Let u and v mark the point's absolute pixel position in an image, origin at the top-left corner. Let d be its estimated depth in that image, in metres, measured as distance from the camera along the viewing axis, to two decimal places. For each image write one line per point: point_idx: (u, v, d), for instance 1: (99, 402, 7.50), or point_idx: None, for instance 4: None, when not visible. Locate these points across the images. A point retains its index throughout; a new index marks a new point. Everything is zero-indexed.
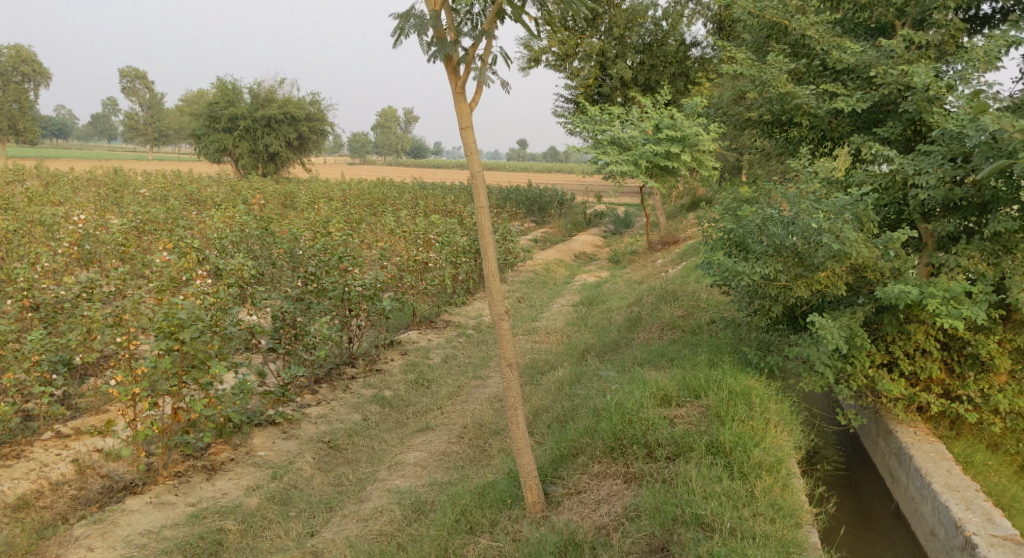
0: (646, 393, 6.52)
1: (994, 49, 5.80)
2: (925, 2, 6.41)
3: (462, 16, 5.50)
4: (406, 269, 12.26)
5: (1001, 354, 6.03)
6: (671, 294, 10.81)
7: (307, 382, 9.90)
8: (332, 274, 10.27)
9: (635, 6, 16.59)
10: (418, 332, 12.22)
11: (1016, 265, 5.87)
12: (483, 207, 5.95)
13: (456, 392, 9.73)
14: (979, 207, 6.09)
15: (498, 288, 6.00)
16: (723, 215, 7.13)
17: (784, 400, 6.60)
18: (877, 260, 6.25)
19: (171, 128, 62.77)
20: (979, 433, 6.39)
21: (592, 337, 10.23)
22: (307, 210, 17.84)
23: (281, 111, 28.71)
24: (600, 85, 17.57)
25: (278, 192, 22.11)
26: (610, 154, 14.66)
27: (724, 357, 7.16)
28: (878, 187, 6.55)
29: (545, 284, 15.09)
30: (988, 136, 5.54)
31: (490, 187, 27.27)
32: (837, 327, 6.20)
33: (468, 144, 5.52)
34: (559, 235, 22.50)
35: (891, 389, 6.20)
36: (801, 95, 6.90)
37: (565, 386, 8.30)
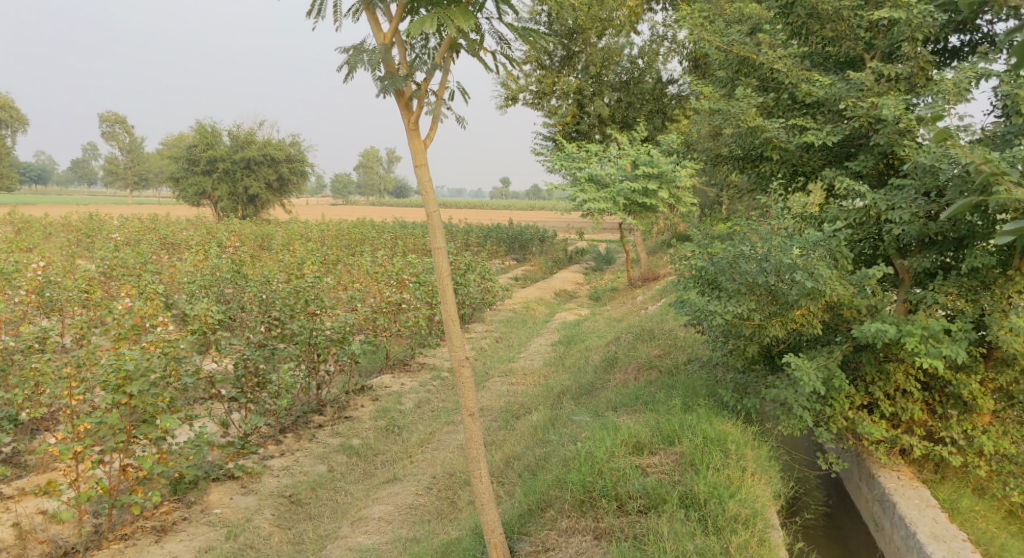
0: (617, 440, 6.20)
1: (965, 81, 5.60)
2: (893, 35, 6.25)
3: (416, 51, 5.43)
4: (379, 310, 11.87)
5: (984, 395, 5.79)
6: (649, 333, 10.52)
7: (271, 432, 9.45)
8: (299, 317, 9.85)
9: (611, 45, 16.57)
10: (392, 376, 11.79)
11: (995, 301, 5.65)
12: (441, 246, 5.83)
13: (427, 439, 9.32)
14: (955, 242, 5.91)
15: (457, 331, 5.75)
16: (695, 252, 6.90)
17: (762, 445, 6.30)
18: (852, 297, 6.04)
19: (152, 172, 62.46)
20: (965, 477, 6.10)
21: (568, 378, 9.90)
22: (283, 251, 17.49)
23: (261, 152, 28.49)
24: (577, 123, 17.48)
25: (255, 233, 21.77)
26: (588, 192, 14.47)
27: (699, 401, 6.87)
28: (852, 222, 6.29)
29: (524, 323, 14.76)
30: (961, 170, 5.35)
31: (471, 226, 27.11)
32: (814, 367, 5.95)
33: (422, 181, 5.40)
34: (540, 272, 22.30)
35: (872, 432, 5.93)
36: (771, 129, 6.71)
37: (539, 431, 7.93)
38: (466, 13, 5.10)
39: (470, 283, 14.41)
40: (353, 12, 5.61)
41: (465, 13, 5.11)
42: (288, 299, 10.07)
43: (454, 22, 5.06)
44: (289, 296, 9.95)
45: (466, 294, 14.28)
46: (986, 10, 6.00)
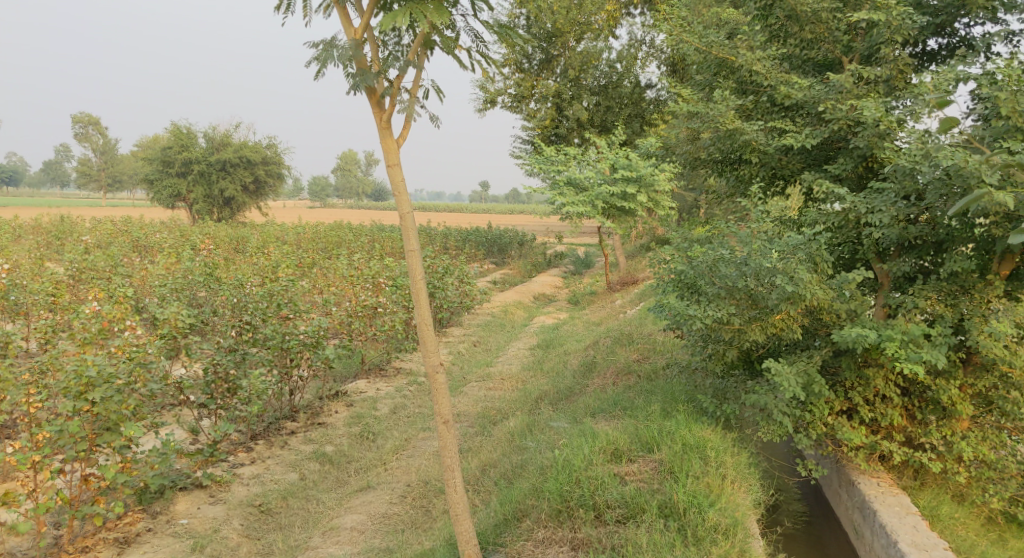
0: (595, 447, 6.08)
1: (944, 83, 5.56)
2: (872, 37, 6.20)
3: (389, 48, 5.34)
4: (354, 314, 11.61)
5: (963, 401, 5.75)
6: (628, 337, 10.43)
7: (241, 439, 9.18)
8: (270, 322, 9.60)
9: (590, 49, 16.51)
10: (367, 381, 11.56)
11: (974, 306, 5.60)
12: (415, 249, 5.69)
13: (402, 446, 9.12)
14: (934, 246, 5.87)
15: (431, 337, 5.61)
16: (674, 256, 6.80)
17: (741, 452, 6.21)
18: (832, 302, 5.97)
19: (127, 174, 61.50)
20: (944, 483, 6.07)
21: (546, 383, 9.76)
22: (258, 254, 17.18)
23: (237, 154, 28.05)
24: (556, 126, 17.39)
25: (230, 236, 21.37)
26: (566, 195, 14.37)
27: (678, 407, 6.77)
28: (831, 226, 6.24)
29: (502, 327, 14.61)
30: (942, 173, 5.29)
31: (449, 229, 26.91)
32: (793, 373, 5.88)
33: (395, 181, 5.32)
34: (519, 276, 22.17)
35: (852, 438, 5.87)
36: (749, 132, 6.63)
37: (516, 438, 7.77)
38: (440, 7, 5.00)
39: (447, 287, 14.23)
40: (323, 7, 5.49)
41: (438, 8, 5.01)
42: (260, 302, 9.82)
43: (428, 17, 4.96)
44: (260, 301, 9.71)
45: (443, 297, 14.09)
46: (964, 14, 5.97)
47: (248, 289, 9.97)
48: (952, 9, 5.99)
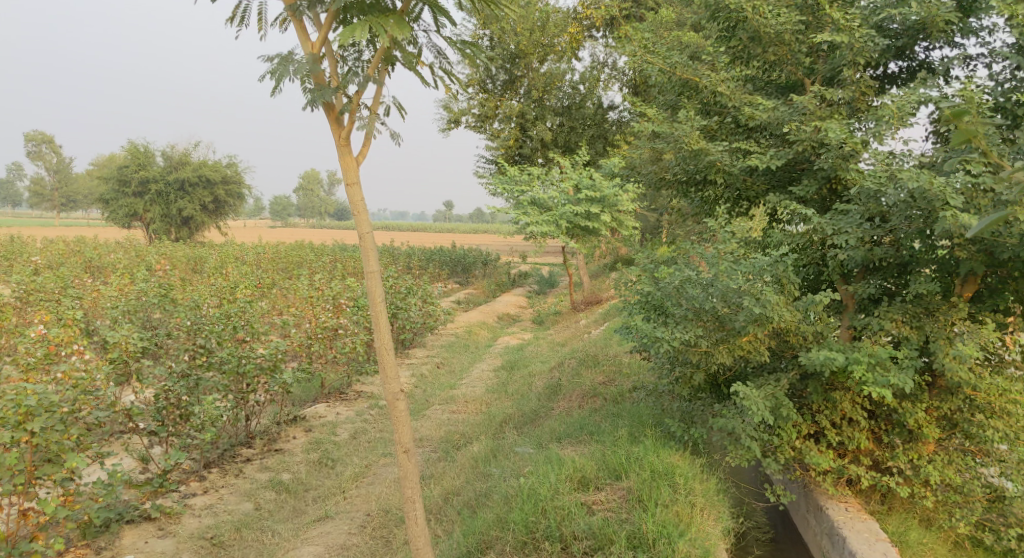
0: (562, 475, 5.91)
1: (907, 105, 5.59)
2: (835, 59, 6.24)
3: (348, 63, 5.17)
4: (314, 336, 11.23)
5: (929, 424, 5.73)
6: (593, 358, 10.29)
7: (193, 468, 8.75)
8: (226, 345, 9.19)
9: (553, 70, 16.53)
10: (326, 406, 11.18)
11: (939, 328, 5.60)
12: (374, 270, 5.52)
13: (362, 472, 8.77)
14: (898, 267, 5.88)
15: (392, 362, 5.41)
16: (640, 277, 6.69)
17: (709, 478, 6.09)
18: (799, 324, 5.92)
19: (81, 193, 59.86)
20: (911, 508, 6.03)
21: (510, 406, 9.54)
22: (216, 275, 16.69)
23: (196, 173, 27.42)
24: (520, 147, 17.32)
25: (188, 256, 20.78)
26: (530, 215, 14.24)
27: (645, 432, 6.64)
28: (796, 247, 6.22)
29: (467, 348, 14.37)
30: (907, 195, 5.29)
31: (413, 249, 26.60)
32: (761, 397, 5.80)
33: (354, 200, 5.25)
34: (483, 295, 21.96)
35: (820, 463, 5.80)
36: (714, 152, 6.57)
37: (480, 464, 7.53)
38: (400, 22, 4.86)
39: (410, 307, 13.96)
40: (280, 21, 5.31)
41: (398, 22, 4.87)
42: (222, 322, 9.46)
43: (388, 31, 4.82)
44: (221, 321, 9.32)
45: (406, 318, 13.82)
46: (924, 37, 6.05)
47: (205, 311, 9.55)
48: (913, 33, 6.06)
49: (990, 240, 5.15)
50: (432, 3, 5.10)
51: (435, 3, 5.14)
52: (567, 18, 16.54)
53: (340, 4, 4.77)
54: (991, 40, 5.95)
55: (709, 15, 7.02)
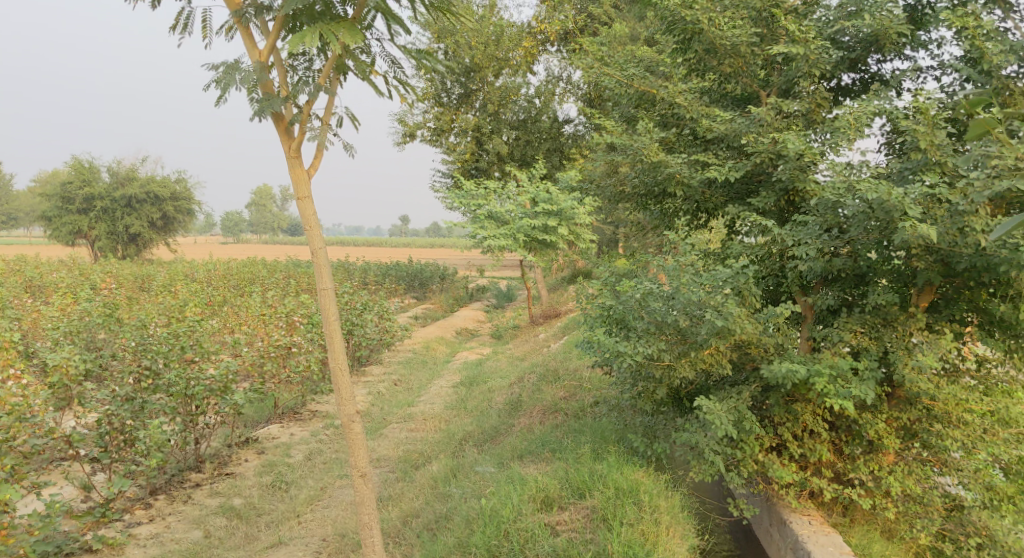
0: (524, 496, 5.74)
1: (862, 118, 5.65)
2: (790, 71, 6.30)
3: (298, 73, 4.99)
4: (266, 356, 10.84)
5: (889, 434, 5.76)
6: (553, 373, 10.15)
7: (139, 495, 8.28)
8: (174, 366, 8.75)
9: (509, 84, 16.50)
10: (280, 426, 10.76)
11: (898, 339, 5.65)
12: (327, 287, 5.35)
13: (317, 495, 8.42)
14: (855, 278, 5.94)
15: (346, 382, 5.53)
16: (602, 291, 6.60)
17: (674, 494, 5.99)
18: (760, 336, 5.89)
19: (22, 211, 57.57)
20: (872, 519, 6.03)
21: (470, 423, 9.33)
22: (164, 293, 16.10)
23: (143, 190, 26.54)
24: (476, 160, 17.19)
25: (135, 274, 20.04)
26: (487, 229, 14.09)
27: (608, 448, 6.52)
28: (756, 259, 6.23)
29: (425, 364, 14.09)
30: (865, 205, 5.33)
31: (369, 264, 26.20)
32: (724, 410, 5.73)
33: (306, 215, 5.12)
34: (441, 310, 21.70)
35: (783, 476, 5.77)
36: (673, 164, 6.53)
37: (440, 484, 7.30)
38: (352, 29, 4.69)
39: (367, 323, 13.66)
40: (226, 28, 5.09)
41: (350, 30, 4.70)
42: (171, 340, 8.97)
43: (340, 39, 4.64)
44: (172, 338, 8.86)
45: (362, 335, 13.50)
46: (876, 49, 6.16)
47: (152, 330, 9.06)
48: (865, 45, 6.15)
49: (947, 250, 5.21)
50: (386, 11, 4.95)
51: (388, 11, 4.99)
52: (522, 32, 16.55)
53: (289, 10, 4.58)
54: (940, 53, 6.07)
55: (664, 27, 7.00)
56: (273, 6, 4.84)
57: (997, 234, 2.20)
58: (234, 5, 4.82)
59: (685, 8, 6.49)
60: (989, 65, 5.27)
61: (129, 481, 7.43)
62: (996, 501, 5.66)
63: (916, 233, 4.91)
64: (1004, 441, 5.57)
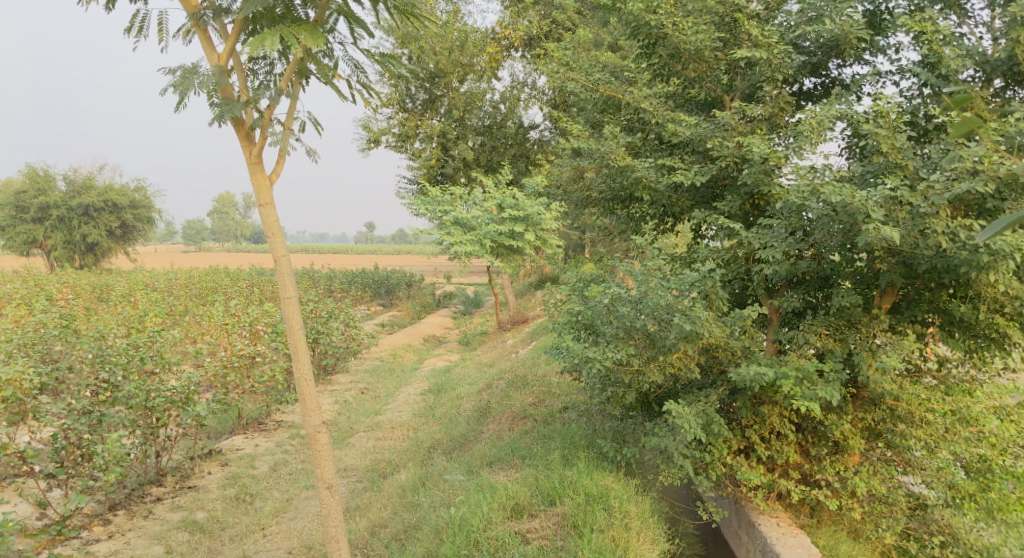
0: (494, 504, 5.66)
1: (824, 122, 5.72)
2: (753, 76, 6.38)
3: (259, 77, 4.87)
4: (230, 366, 10.58)
5: (854, 435, 5.83)
6: (522, 379, 10.09)
7: (97, 511, 7.97)
8: (133, 378, 8.47)
9: (473, 89, 16.45)
10: (244, 437, 10.49)
11: (862, 340, 5.73)
12: (291, 296, 5.23)
13: (283, 507, 8.21)
14: (819, 281, 6.02)
15: (311, 392, 5.41)
16: (570, 296, 6.56)
17: (644, 498, 5.97)
18: (728, 339, 5.91)
19: None
20: (839, 520, 6.10)
21: (439, 430, 9.22)
22: (123, 303, 15.66)
23: (102, 198, 25.81)
24: (442, 166, 17.05)
25: (93, 285, 19.45)
26: (454, 235, 13.99)
27: (578, 454, 6.48)
28: (721, 262, 6.27)
29: (392, 372, 13.91)
30: (829, 208, 5.39)
31: (335, 272, 25.87)
32: (693, 414, 5.73)
33: (268, 222, 5.00)
34: (408, 317, 21.50)
35: (752, 479, 5.79)
36: (640, 168, 6.53)
37: (408, 493, 7.17)
38: (314, 31, 4.59)
39: (333, 331, 13.45)
40: (183, 31, 4.95)
41: (312, 33, 4.59)
42: (132, 351, 8.72)
43: (302, 42, 4.53)
44: (134, 348, 8.62)
45: (328, 343, 13.28)
46: (836, 54, 6.27)
47: (111, 341, 8.78)
48: (826, 50, 6.26)
49: (908, 252, 5.30)
50: (349, 14, 4.86)
51: (352, 14, 4.91)
52: (486, 38, 16.54)
53: (248, 13, 4.46)
54: (898, 58, 6.20)
55: (629, 32, 7.03)
56: (232, 8, 4.72)
57: (987, 235, 2.24)
58: (191, 7, 4.68)
59: (650, 12, 6.52)
60: (947, 69, 5.40)
61: (86, 497, 7.15)
62: (958, 499, 5.72)
63: (880, 236, 4.99)
64: (965, 440, 5.67)
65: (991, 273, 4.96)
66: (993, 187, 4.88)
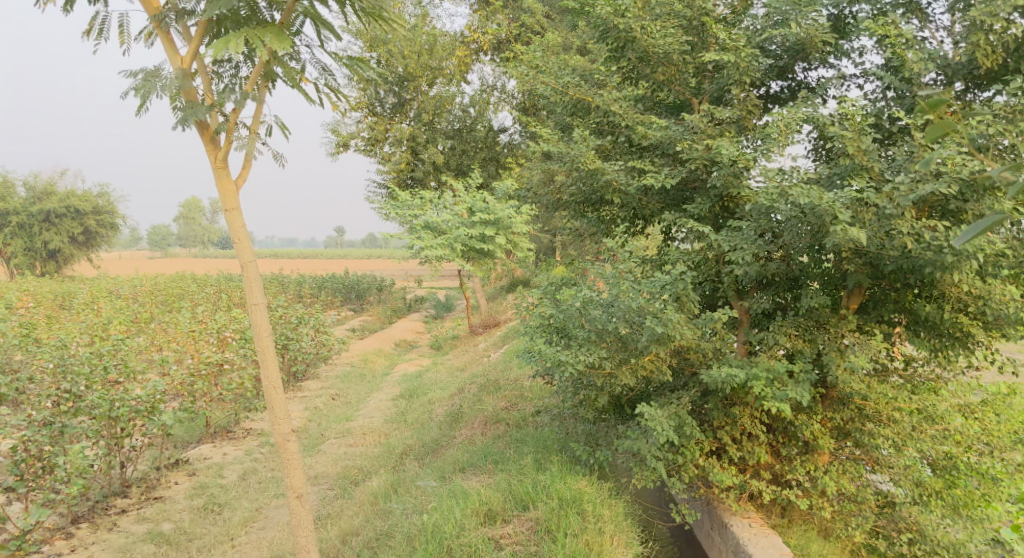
0: (467, 510, 5.58)
1: (791, 124, 5.78)
2: (721, 79, 6.43)
3: (224, 80, 4.75)
4: (196, 374, 10.34)
5: (824, 435, 5.88)
6: (494, 384, 10.03)
7: (59, 525, 7.69)
8: (96, 387, 8.23)
9: (443, 93, 16.37)
10: (211, 446, 10.24)
11: (831, 340, 5.81)
12: (259, 302, 5.11)
13: (252, 517, 8.02)
14: (788, 282, 6.09)
15: (280, 400, 5.29)
16: (541, 299, 6.52)
17: (618, 502, 5.94)
18: (699, 341, 5.92)
19: None
20: (809, 519, 6.15)
21: (410, 436, 9.10)
22: (85, 311, 15.23)
23: (63, 204, 25.11)
24: (412, 170, 16.88)
25: (54, 292, 18.91)
26: (424, 239, 13.80)
27: (551, 458, 6.44)
28: (692, 264, 6.30)
29: (363, 378, 13.73)
30: (797, 210, 5.44)
31: (304, 277, 25.52)
32: (665, 416, 5.72)
33: (234, 227, 4.88)
34: (379, 322, 21.29)
35: (724, 480, 5.80)
36: (610, 171, 6.52)
37: (380, 500, 7.05)
38: (280, 34, 4.48)
39: (302, 337, 13.25)
40: (145, 34, 4.82)
41: (278, 35, 4.48)
42: (95, 359, 8.50)
43: (267, 44, 4.42)
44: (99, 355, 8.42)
45: (297, 349, 13.08)
46: (802, 57, 6.33)
47: (74, 350, 8.54)
48: (792, 53, 6.33)
49: (875, 253, 5.37)
50: (316, 17, 4.77)
51: (319, 17, 4.81)
52: (455, 41, 16.48)
53: (212, 14, 4.34)
54: (862, 61, 6.30)
55: (597, 36, 7.03)
56: (195, 10, 4.59)
57: (965, 237, 2.31)
58: (153, 9, 4.55)
59: (618, 16, 6.51)
60: (909, 72, 5.49)
61: (47, 511, 6.89)
62: (925, 496, 5.82)
63: (849, 238, 5.05)
64: (931, 438, 5.76)
65: (955, 272, 5.04)
66: (956, 189, 4.98)
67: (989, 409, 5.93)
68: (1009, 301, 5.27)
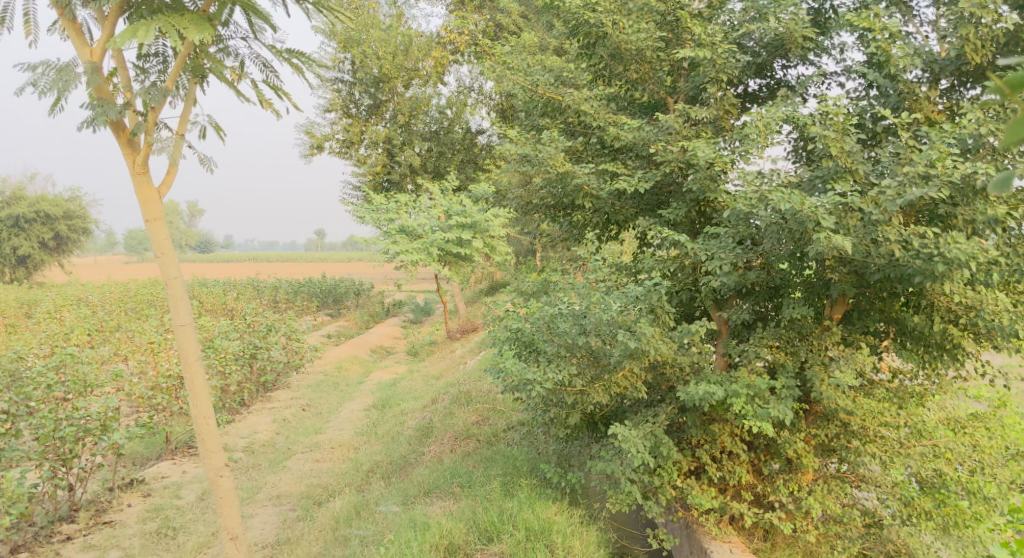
0: (426, 544, 5.17)
1: (771, 124, 5.45)
2: (695, 77, 6.14)
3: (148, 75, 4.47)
4: (155, 388, 9.80)
5: (808, 453, 5.55)
6: (466, 395, 9.62)
7: None
8: (41, 406, 7.69)
9: (419, 94, 15.93)
10: (171, 463, 9.61)
11: (814, 353, 5.51)
12: (185, 323, 5.01)
13: (208, 542, 7.50)
14: (769, 291, 5.78)
15: (211, 432, 5.20)
16: (510, 312, 6.14)
17: (590, 528, 5.58)
18: (675, 355, 5.57)
19: None
20: (793, 542, 5.80)
21: (378, 451, 8.67)
22: (46, 320, 14.57)
23: (32, 209, 24.31)
24: (388, 173, 16.34)
25: (19, 301, 18.17)
26: (400, 243, 13.22)
27: (519, 482, 6.07)
28: (668, 273, 5.97)
29: (336, 387, 13.23)
30: (778, 216, 5.11)
31: (281, 282, 24.92)
32: (640, 437, 5.35)
33: (156, 238, 4.80)
34: (355, 327, 20.79)
35: (704, 504, 5.45)
36: (581, 175, 6.17)
37: (342, 525, 6.63)
38: (201, 22, 4.17)
39: (272, 346, 12.76)
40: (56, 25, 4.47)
41: (199, 23, 4.18)
42: (44, 376, 8.01)
43: (185, 34, 4.11)
44: (49, 371, 7.95)
45: (266, 358, 12.56)
46: (782, 54, 6.03)
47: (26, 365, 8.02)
48: (771, 49, 6.03)
49: (860, 261, 5.07)
50: (247, 6, 4.45)
51: (250, 5, 4.50)
52: (431, 42, 16.08)
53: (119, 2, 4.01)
54: (843, 59, 6.01)
55: (569, 32, 6.71)
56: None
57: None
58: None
59: (589, 10, 6.24)
60: (894, 68, 5.22)
61: None
62: (914, 517, 5.47)
63: (831, 248, 4.75)
64: (919, 454, 5.45)
65: (948, 281, 4.73)
66: (947, 192, 4.68)
67: (980, 424, 5.60)
68: (1002, 312, 4.97)
